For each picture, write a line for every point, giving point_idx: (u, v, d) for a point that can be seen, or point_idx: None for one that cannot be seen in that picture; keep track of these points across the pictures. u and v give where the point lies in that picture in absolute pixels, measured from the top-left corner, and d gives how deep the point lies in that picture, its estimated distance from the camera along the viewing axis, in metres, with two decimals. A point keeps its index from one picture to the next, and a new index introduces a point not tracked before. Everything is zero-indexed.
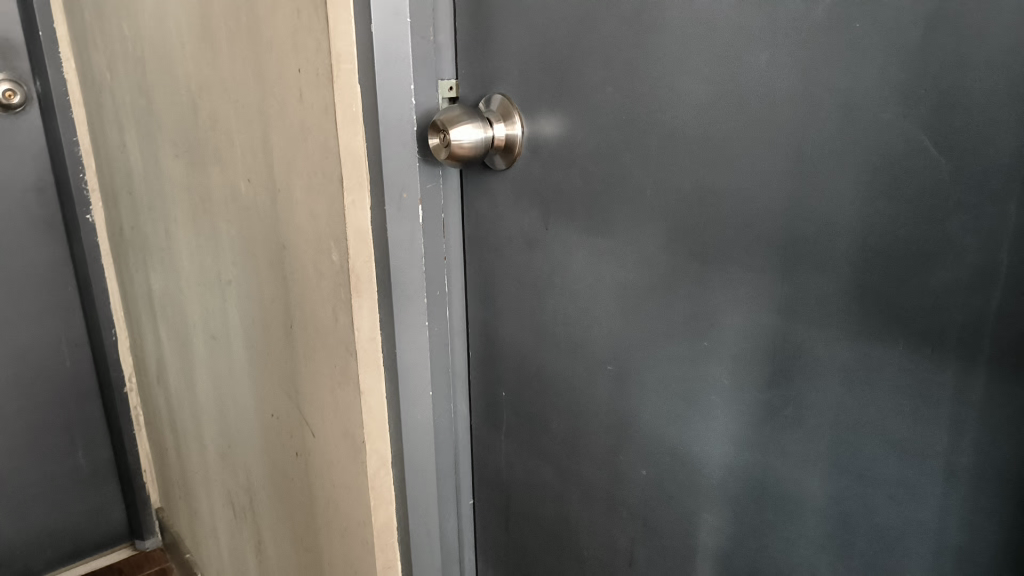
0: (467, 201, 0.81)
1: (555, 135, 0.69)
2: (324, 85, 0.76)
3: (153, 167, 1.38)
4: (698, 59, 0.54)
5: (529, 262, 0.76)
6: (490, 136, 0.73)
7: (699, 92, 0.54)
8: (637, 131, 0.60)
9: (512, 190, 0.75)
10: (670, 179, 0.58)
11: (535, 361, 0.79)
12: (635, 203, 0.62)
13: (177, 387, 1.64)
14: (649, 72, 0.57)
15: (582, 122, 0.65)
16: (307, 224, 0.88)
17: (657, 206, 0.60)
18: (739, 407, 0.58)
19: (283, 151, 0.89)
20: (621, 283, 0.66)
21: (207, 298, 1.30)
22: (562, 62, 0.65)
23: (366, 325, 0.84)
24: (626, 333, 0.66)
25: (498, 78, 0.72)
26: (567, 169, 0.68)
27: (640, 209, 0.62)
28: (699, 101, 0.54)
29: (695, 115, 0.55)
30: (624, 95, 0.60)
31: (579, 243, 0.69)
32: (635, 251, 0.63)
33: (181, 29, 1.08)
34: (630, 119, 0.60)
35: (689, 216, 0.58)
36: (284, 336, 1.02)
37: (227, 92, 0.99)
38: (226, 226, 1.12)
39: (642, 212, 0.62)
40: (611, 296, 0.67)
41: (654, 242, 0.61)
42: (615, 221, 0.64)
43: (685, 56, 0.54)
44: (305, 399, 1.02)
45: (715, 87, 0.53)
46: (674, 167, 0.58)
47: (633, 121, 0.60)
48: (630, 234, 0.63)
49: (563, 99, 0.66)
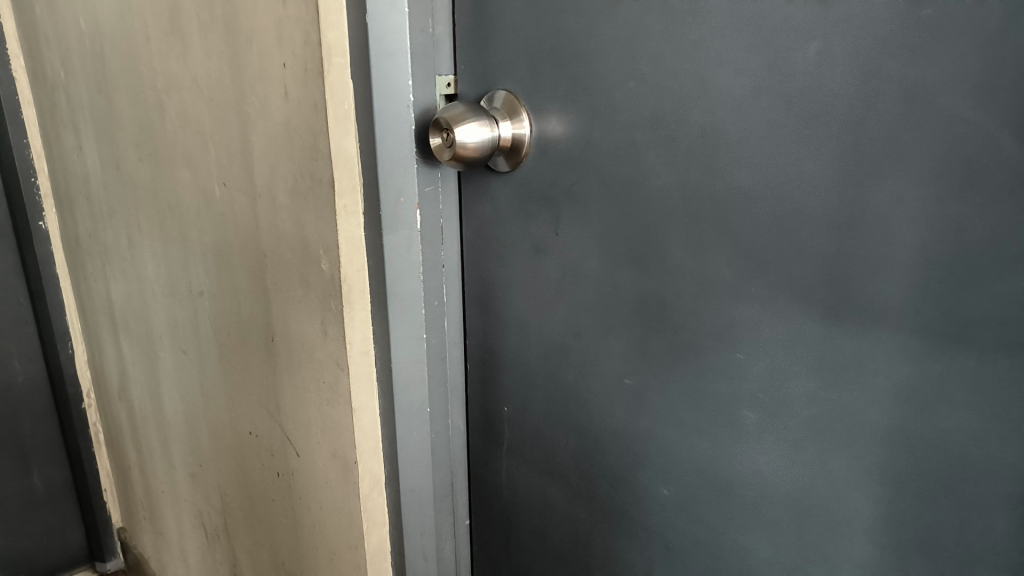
0: (467, 205, 0.76)
1: (568, 132, 0.64)
2: (313, 81, 0.71)
3: (114, 171, 1.30)
4: (733, 49, 0.50)
5: (537, 270, 0.71)
6: (496, 135, 0.68)
7: (736, 85, 0.50)
8: (664, 132, 0.56)
9: (518, 193, 0.71)
10: (699, 177, 0.54)
11: (541, 373, 0.74)
12: (660, 203, 0.58)
13: (142, 403, 1.55)
14: (677, 64, 0.54)
15: (598, 119, 0.61)
16: (292, 230, 0.82)
17: (685, 207, 0.56)
18: (776, 425, 0.55)
19: (264, 153, 0.83)
20: (643, 289, 0.61)
21: (175, 308, 1.22)
22: (575, 54, 0.61)
23: (358, 338, 0.79)
24: (647, 344, 0.62)
25: (503, 73, 0.68)
26: (581, 168, 0.64)
27: (665, 210, 0.58)
28: (735, 94, 0.50)
29: (730, 110, 0.51)
30: (648, 91, 0.56)
31: (594, 247, 0.65)
32: (658, 258, 0.59)
33: (147, 23, 1.01)
34: (655, 115, 0.56)
35: (721, 217, 0.54)
36: (265, 350, 0.96)
37: (199, 90, 0.92)
38: (198, 233, 1.05)
39: (668, 212, 0.57)
40: (630, 305, 0.63)
41: (679, 244, 0.57)
42: (635, 222, 0.60)
43: (720, 46, 0.51)
44: (288, 417, 0.95)
45: (755, 79, 0.49)
46: (706, 162, 0.54)
47: (659, 115, 0.56)
48: (653, 240, 0.59)
49: (576, 93, 0.62)
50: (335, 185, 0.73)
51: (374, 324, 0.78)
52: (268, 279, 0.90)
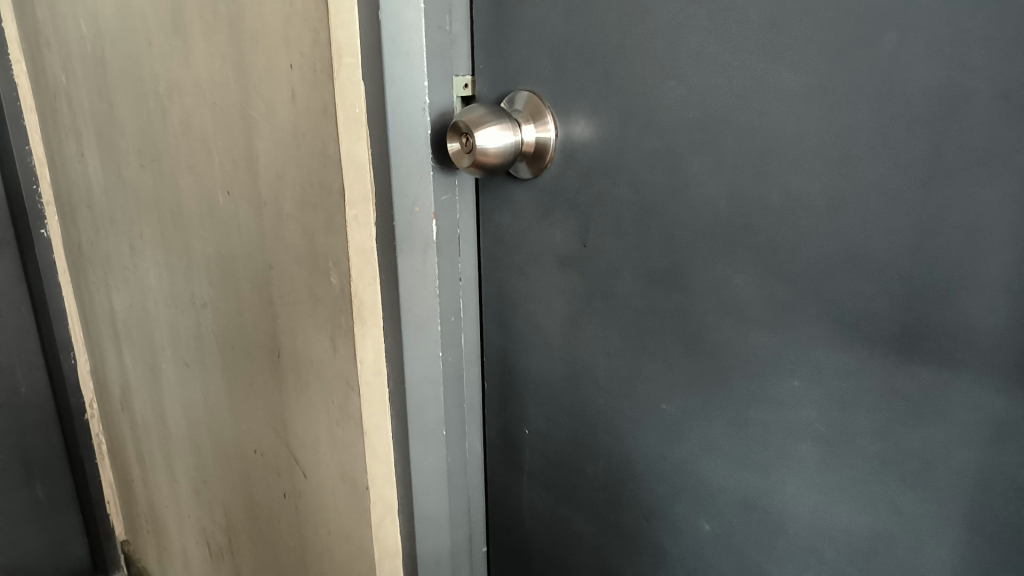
0: (485, 215, 0.72)
1: (596, 136, 0.59)
2: (322, 82, 0.66)
3: (116, 178, 1.26)
4: (795, 43, 0.46)
5: (562, 284, 0.66)
6: (519, 139, 0.63)
7: (799, 82, 0.47)
8: (708, 135, 0.52)
9: (541, 201, 0.66)
10: (752, 185, 0.51)
11: (566, 394, 0.69)
12: (704, 216, 0.54)
13: (144, 416, 1.51)
14: (729, 60, 0.50)
15: (632, 122, 0.56)
16: (299, 240, 0.77)
17: (732, 220, 0.52)
18: (837, 457, 0.52)
19: (270, 159, 0.78)
20: (681, 307, 0.57)
21: (177, 319, 1.17)
22: (607, 52, 0.56)
23: (369, 357, 0.74)
24: (687, 366, 0.58)
25: (526, 74, 0.63)
26: (610, 175, 0.59)
27: (709, 223, 0.54)
28: (799, 92, 0.47)
29: (793, 111, 0.47)
30: (692, 91, 0.52)
31: (626, 261, 0.60)
32: (701, 271, 0.55)
33: (149, 24, 0.96)
34: (698, 117, 0.52)
35: (776, 233, 0.50)
36: (270, 366, 0.91)
37: (203, 93, 0.88)
38: (201, 243, 1.01)
39: (713, 225, 0.53)
40: (668, 324, 0.59)
41: (725, 261, 0.54)
42: (674, 237, 0.56)
43: (777, 39, 0.47)
44: (296, 437, 0.90)
45: (823, 76, 0.46)
46: (759, 168, 0.50)
47: (704, 115, 0.52)
48: (696, 253, 0.55)
49: (607, 94, 0.57)
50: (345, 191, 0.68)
51: (387, 342, 0.73)
52: (274, 293, 0.85)
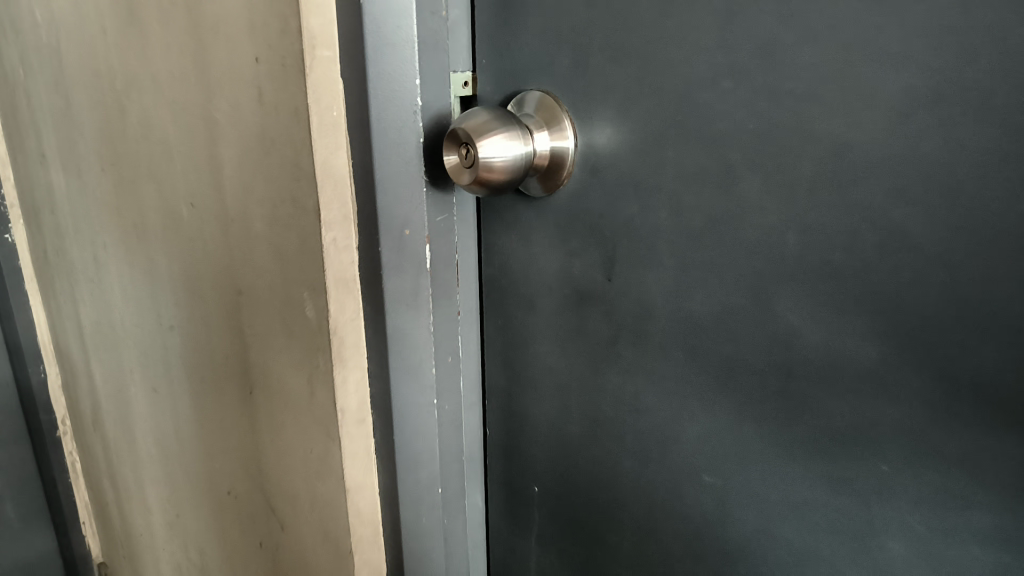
0: (490, 236, 0.61)
1: (627, 147, 0.49)
2: (294, 81, 0.55)
3: (78, 182, 1.14)
4: (886, 35, 0.36)
5: (581, 323, 0.56)
6: (531, 150, 0.52)
7: (900, 85, 0.36)
8: (773, 152, 0.41)
9: (554, 223, 0.56)
10: (836, 216, 0.40)
11: (584, 452, 0.59)
12: (767, 253, 0.43)
13: (116, 438, 1.39)
14: (804, 55, 0.39)
15: (672, 129, 0.46)
16: (271, 266, 0.66)
17: (808, 262, 0.41)
18: (940, 563, 0.42)
19: (235, 169, 0.67)
20: (736, 363, 0.46)
21: (144, 339, 1.06)
22: (641, 43, 0.46)
23: (353, 405, 0.63)
24: (741, 433, 0.48)
25: (540, 70, 0.53)
26: (642, 194, 0.49)
27: (776, 264, 0.43)
28: (899, 99, 0.36)
29: (891, 124, 0.37)
30: (753, 93, 0.41)
31: (660, 300, 0.49)
32: (761, 321, 0.44)
33: (102, 10, 0.85)
34: (760, 129, 0.42)
35: (869, 280, 0.39)
36: (243, 404, 0.80)
37: (162, 90, 0.76)
38: (165, 258, 0.89)
39: (782, 266, 0.43)
40: (716, 381, 0.48)
41: (796, 311, 0.43)
42: (725, 275, 0.45)
43: (873, 31, 0.36)
44: (271, 483, 0.79)
45: (928, 76, 0.35)
46: (847, 195, 0.39)
47: (768, 124, 0.41)
48: (757, 297, 0.44)
49: (638, 94, 0.47)
50: (321, 211, 0.57)
51: (369, 386, 0.62)
52: (245, 324, 0.74)
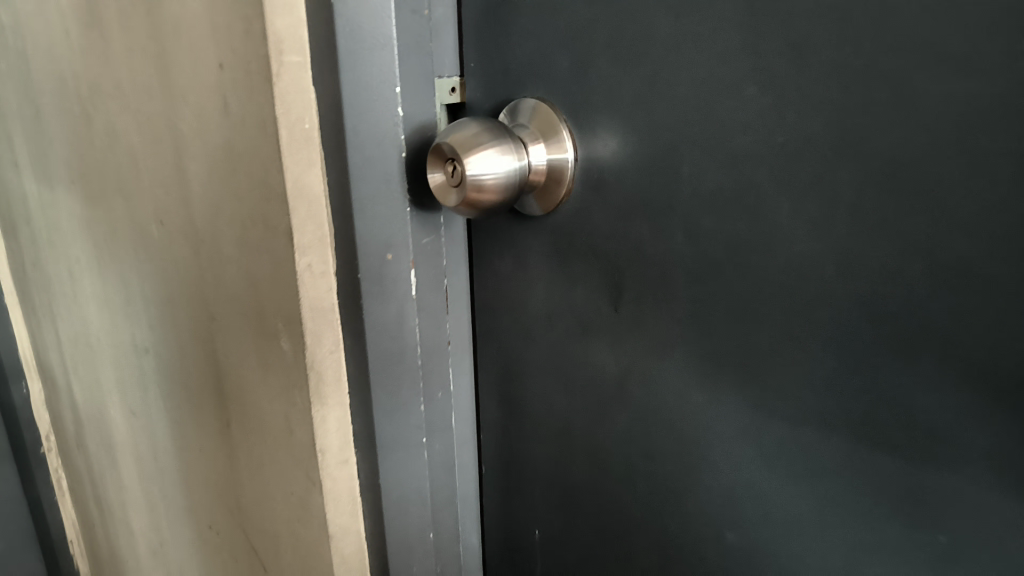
0: (481, 258, 0.56)
1: (631, 159, 0.44)
2: (260, 90, 0.49)
3: (50, 194, 1.08)
4: (945, 40, 0.31)
5: (586, 356, 0.51)
6: (526, 164, 0.47)
7: (953, 96, 0.32)
8: (803, 169, 0.37)
9: (552, 244, 0.50)
10: (883, 247, 0.35)
11: (589, 495, 0.55)
12: (804, 286, 0.39)
13: (99, 460, 1.33)
14: (843, 60, 0.34)
15: (688, 143, 0.41)
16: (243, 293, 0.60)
17: (850, 299, 0.37)
18: None
19: (202, 186, 0.61)
20: (769, 405, 0.42)
21: (121, 361, 1.00)
22: (654, 45, 0.41)
23: (334, 444, 0.58)
24: (777, 481, 0.43)
25: (535, 75, 0.47)
26: (653, 215, 0.44)
27: (813, 301, 0.38)
28: (956, 114, 0.32)
29: (942, 141, 0.32)
30: (782, 105, 0.37)
31: (676, 334, 0.45)
32: (793, 361, 0.40)
33: (64, 14, 0.78)
34: (791, 142, 0.37)
35: (923, 320, 0.35)
36: (220, 436, 0.74)
37: (126, 99, 0.70)
38: (137, 278, 0.83)
39: (819, 303, 0.38)
40: (749, 425, 0.44)
41: (836, 353, 0.38)
42: (758, 310, 0.41)
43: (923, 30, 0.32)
44: (252, 522, 0.74)
45: (991, 84, 0.31)
46: (895, 224, 0.35)
47: (807, 138, 0.36)
48: (789, 334, 0.40)
49: (649, 102, 0.42)
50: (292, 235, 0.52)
51: (353, 424, 0.57)
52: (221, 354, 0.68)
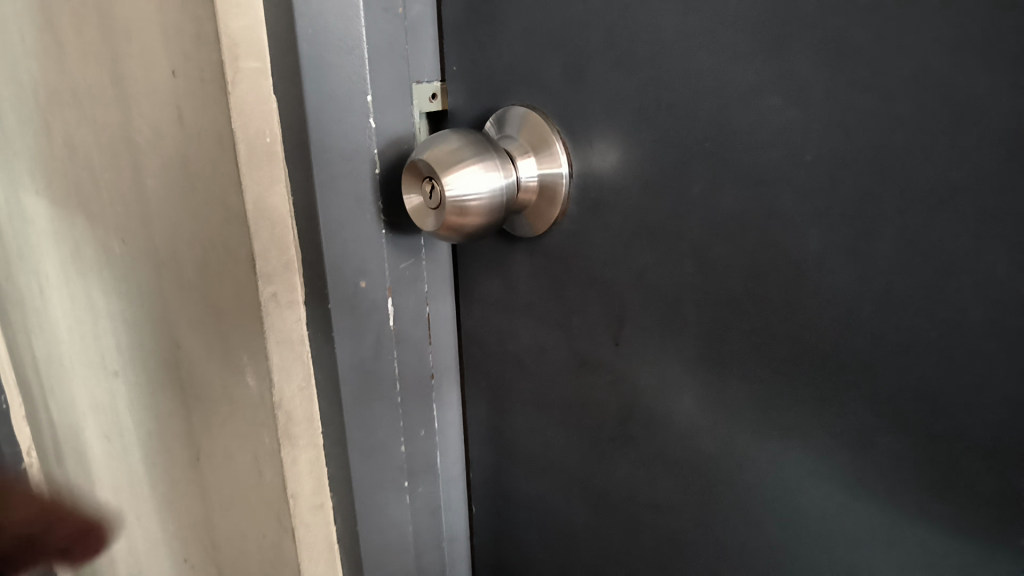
0: (467, 283, 0.51)
1: (633, 177, 0.39)
2: (217, 100, 0.44)
3: (18, 206, 1.02)
4: (1011, 42, 0.27)
5: (583, 392, 0.46)
6: (513, 182, 0.41)
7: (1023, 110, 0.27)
8: (837, 192, 0.32)
9: (545, 269, 0.45)
10: (928, 285, 0.31)
11: (590, 544, 0.50)
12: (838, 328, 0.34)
13: (77, 481, 1.28)
14: (884, 66, 0.29)
15: (699, 161, 0.36)
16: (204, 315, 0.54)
17: (887, 344, 0.32)
18: None
19: (162, 204, 0.56)
20: (797, 458, 0.37)
21: (93, 382, 0.95)
22: (660, 47, 0.35)
23: (307, 488, 0.52)
24: (806, 542, 0.39)
25: (524, 80, 0.42)
26: (659, 239, 0.39)
27: (844, 344, 0.34)
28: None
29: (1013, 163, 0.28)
30: (814, 116, 0.32)
31: (684, 374, 0.40)
32: (828, 412, 0.35)
33: (19, 15, 0.73)
34: (822, 161, 0.32)
35: (975, 368, 0.30)
36: (190, 469, 0.69)
37: (82, 107, 0.65)
38: (103, 298, 0.78)
39: (851, 347, 0.33)
40: (773, 479, 0.39)
41: (871, 403, 0.34)
42: (785, 352, 0.36)
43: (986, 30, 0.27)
44: (226, 562, 0.68)
45: None
46: (945, 259, 0.30)
47: (842, 156, 0.31)
48: (823, 382, 0.35)
49: (654, 111, 0.37)
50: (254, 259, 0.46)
51: (328, 466, 0.52)
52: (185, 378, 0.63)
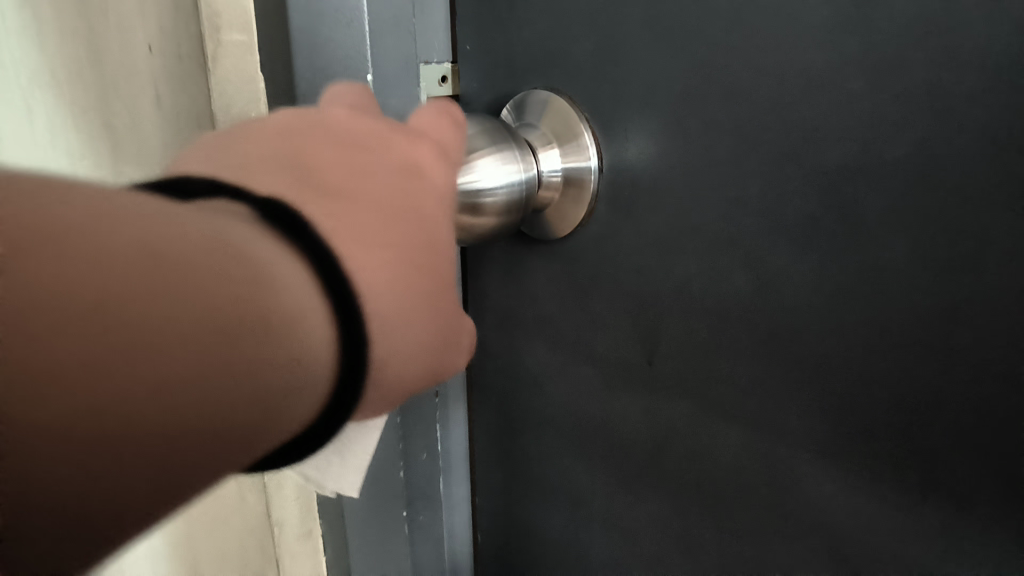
0: (478, 289, 0.46)
1: (676, 171, 0.34)
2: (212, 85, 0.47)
3: None
4: None
5: (609, 417, 0.41)
6: (534, 174, 0.37)
7: None
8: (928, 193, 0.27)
9: (569, 275, 0.40)
10: (934, 329, 0.28)
11: None
12: (924, 354, 0.28)
13: None
14: (984, 44, 0.25)
15: (758, 153, 0.31)
16: (126, 342, 0.17)
17: (977, 373, 0.27)
18: None
19: None
20: (865, 504, 0.32)
21: None
22: (713, 20, 0.31)
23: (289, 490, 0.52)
24: None
25: (552, 63, 0.37)
26: (706, 245, 0.34)
27: (840, 386, 0.31)
28: None
29: None
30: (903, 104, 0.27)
31: (732, 402, 0.35)
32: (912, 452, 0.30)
33: None
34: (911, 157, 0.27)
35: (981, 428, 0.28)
36: None
37: None
38: None
39: (852, 389, 0.30)
40: (837, 528, 0.33)
41: (967, 444, 0.28)
42: (859, 381, 0.30)
43: None
44: None
45: None
46: (967, 301, 0.27)
47: (926, 152, 0.26)
48: (906, 416, 0.29)
49: (701, 97, 0.32)
50: (366, 273, 0.22)
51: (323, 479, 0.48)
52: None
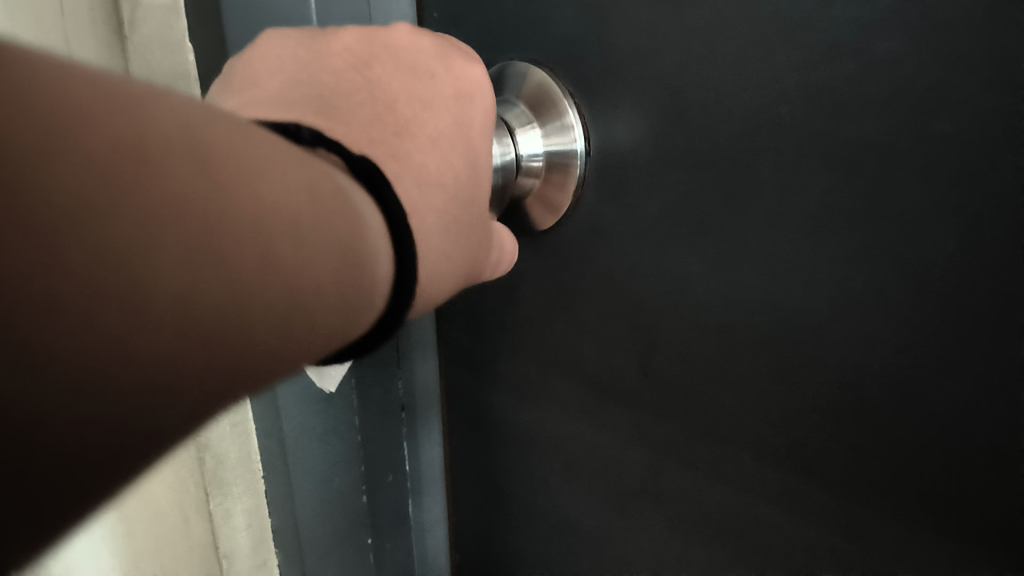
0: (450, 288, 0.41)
1: (672, 153, 0.29)
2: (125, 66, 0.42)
3: None
4: None
5: (597, 429, 0.36)
6: (512, 157, 0.33)
7: None
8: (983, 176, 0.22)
9: (551, 273, 0.36)
10: (973, 316, 0.23)
11: None
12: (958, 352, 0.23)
13: None
14: None
15: (769, 131, 0.26)
16: (288, 252, 0.18)
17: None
18: None
19: None
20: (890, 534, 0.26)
21: None
22: None
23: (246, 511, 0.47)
24: None
25: (529, 33, 0.33)
26: (707, 240, 0.29)
27: (840, 374, 0.26)
28: None
29: None
30: (947, 70, 0.22)
31: (733, 417, 0.30)
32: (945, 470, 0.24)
33: None
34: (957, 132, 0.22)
35: (984, 426, 0.23)
36: None
37: None
38: None
39: (844, 372, 0.26)
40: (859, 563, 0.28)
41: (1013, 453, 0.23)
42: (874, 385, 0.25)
43: None
44: None
45: None
46: (992, 288, 0.22)
47: (979, 126, 0.22)
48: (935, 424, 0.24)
49: (702, 66, 0.27)
50: (421, 211, 0.24)
51: (280, 506, 0.46)
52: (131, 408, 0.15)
